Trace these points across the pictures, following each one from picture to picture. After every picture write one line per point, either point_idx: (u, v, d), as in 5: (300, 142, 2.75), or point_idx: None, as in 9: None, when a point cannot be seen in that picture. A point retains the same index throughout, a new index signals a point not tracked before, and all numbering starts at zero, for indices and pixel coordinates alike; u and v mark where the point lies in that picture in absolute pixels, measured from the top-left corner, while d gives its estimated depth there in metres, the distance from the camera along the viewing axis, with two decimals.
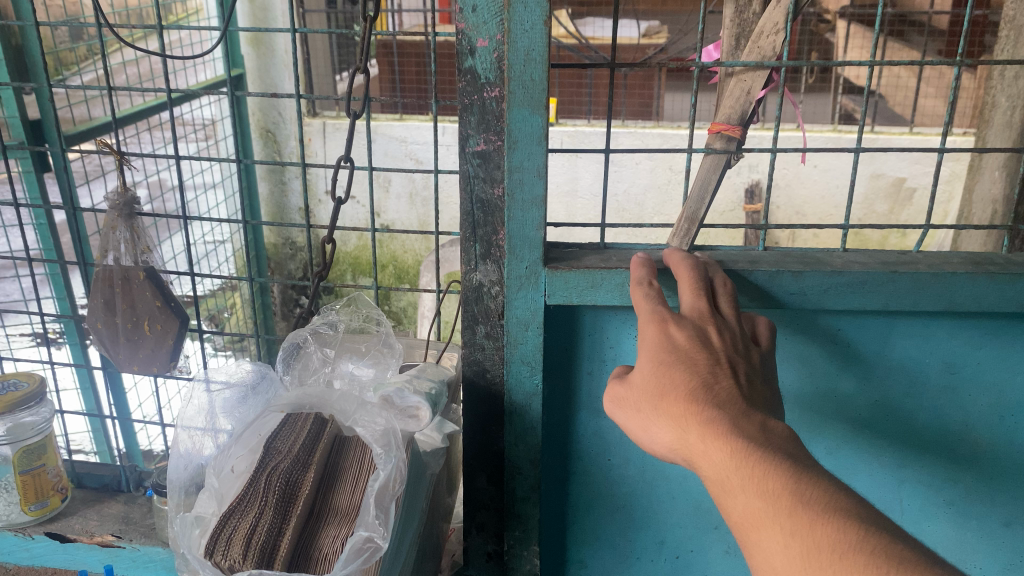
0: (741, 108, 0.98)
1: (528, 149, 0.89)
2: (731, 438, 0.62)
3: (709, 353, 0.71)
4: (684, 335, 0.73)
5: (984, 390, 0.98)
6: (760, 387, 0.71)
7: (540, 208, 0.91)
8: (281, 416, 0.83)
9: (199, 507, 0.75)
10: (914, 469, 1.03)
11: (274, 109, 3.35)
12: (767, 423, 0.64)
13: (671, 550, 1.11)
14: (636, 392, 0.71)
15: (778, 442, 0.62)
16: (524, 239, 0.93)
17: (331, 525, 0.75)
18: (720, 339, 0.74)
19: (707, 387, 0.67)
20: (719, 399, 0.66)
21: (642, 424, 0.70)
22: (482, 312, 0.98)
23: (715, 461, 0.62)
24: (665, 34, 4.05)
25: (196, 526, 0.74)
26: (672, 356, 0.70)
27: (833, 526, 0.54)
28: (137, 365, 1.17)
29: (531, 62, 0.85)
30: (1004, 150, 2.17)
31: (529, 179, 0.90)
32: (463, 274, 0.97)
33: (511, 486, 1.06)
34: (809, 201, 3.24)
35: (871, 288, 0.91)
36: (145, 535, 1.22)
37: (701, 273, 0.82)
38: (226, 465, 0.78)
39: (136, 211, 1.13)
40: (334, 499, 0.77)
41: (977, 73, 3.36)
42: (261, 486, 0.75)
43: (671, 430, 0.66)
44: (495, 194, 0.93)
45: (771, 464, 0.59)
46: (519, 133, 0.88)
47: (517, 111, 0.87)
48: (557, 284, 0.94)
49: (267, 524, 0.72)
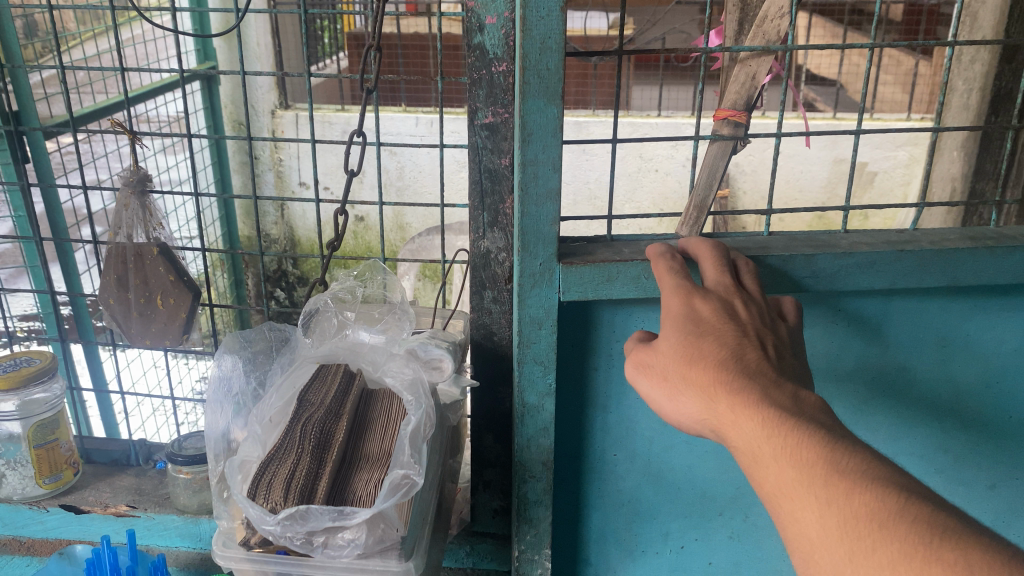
0: (746, 93, 1.02)
1: (542, 142, 0.85)
2: (763, 408, 0.60)
3: (736, 324, 0.69)
4: (709, 305, 0.72)
5: (975, 360, 1.01)
6: (789, 359, 0.69)
7: (554, 202, 0.88)
8: (316, 366, 0.89)
9: (244, 452, 0.80)
10: (908, 442, 1.05)
11: (246, 99, 3.34)
12: (800, 393, 0.63)
13: (675, 541, 1.11)
14: (662, 360, 0.68)
15: (811, 412, 0.60)
16: (541, 235, 0.90)
17: (363, 470, 0.80)
18: (748, 313, 0.72)
19: (737, 357, 0.65)
20: (749, 369, 0.64)
21: (668, 391, 0.67)
22: (490, 278, 1.04)
23: (745, 432, 0.60)
24: (632, 26, 4.15)
25: (240, 471, 0.78)
26: (699, 326, 0.69)
27: (871, 494, 0.52)
28: (149, 339, 1.21)
29: (547, 50, 0.82)
30: (962, 130, 2.29)
31: (544, 173, 0.86)
32: (472, 242, 1.03)
33: (522, 491, 1.04)
34: (775, 185, 3.34)
35: (880, 267, 0.92)
36: (159, 505, 1.24)
37: (723, 252, 0.82)
38: (265, 414, 0.84)
39: (148, 188, 1.16)
40: (364, 445, 0.82)
41: (933, 61, 3.51)
42: (296, 434, 0.81)
43: (697, 401, 0.64)
44: (502, 164, 0.98)
45: (806, 435, 0.57)
46: (533, 126, 0.85)
47: (533, 101, 0.84)
48: (572, 280, 0.91)
49: (304, 468, 0.77)
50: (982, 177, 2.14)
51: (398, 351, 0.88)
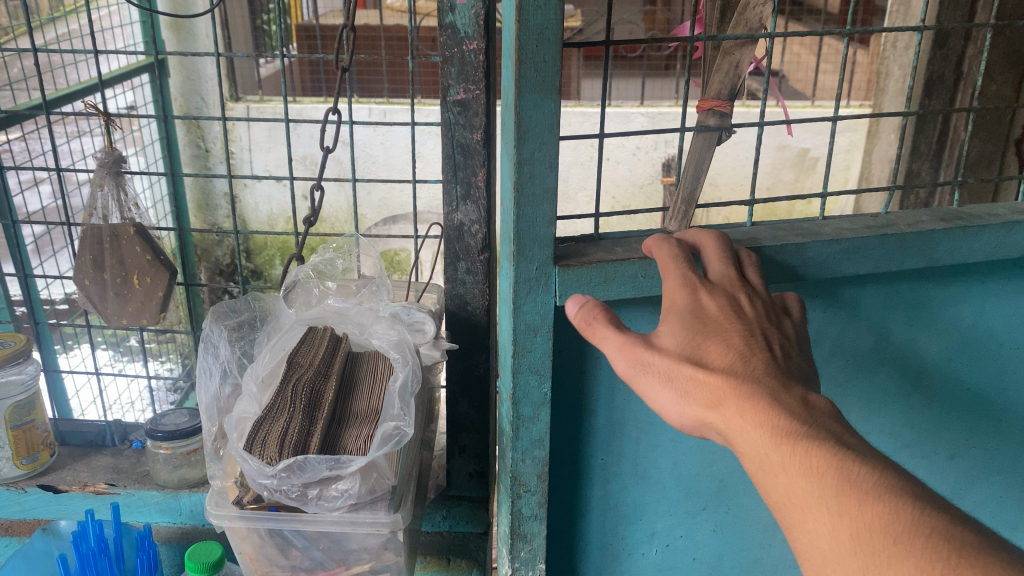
0: (730, 83, 1.01)
1: (539, 140, 0.85)
2: (772, 417, 0.65)
3: (742, 323, 0.73)
4: (716, 303, 0.75)
5: (936, 336, 1.08)
6: (793, 357, 0.73)
7: (550, 202, 0.88)
8: (306, 326, 0.94)
9: (242, 408, 0.85)
10: (878, 420, 1.11)
11: (196, 93, 3.32)
12: (808, 397, 0.67)
13: (661, 540, 1.14)
14: (672, 361, 0.71)
15: (819, 418, 0.65)
16: (538, 237, 0.90)
17: (353, 427, 0.85)
18: (753, 309, 0.76)
19: (744, 360, 0.69)
20: (756, 373, 0.68)
21: (677, 395, 0.70)
22: (463, 249, 1.09)
23: (753, 440, 0.65)
24: (580, 18, 4.24)
25: (238, 428, 0.83)
26: (705, 326, 0.73)
27: (881, 505, 0.58)
28: (126, 318, 1.22)
29: (544, 43, 0.81)
30: (898, 114, 2.41)
31: (541, 171, 0.86)
32: (446, 215, 1.07)
33: (517, 505, 1.04)
34: (721, 172, 3.45)
35: (863, 252, 0.98)
36: (138, 481, 1.27)
37: (728, 244, 0.85)
38: (259, 372, 0.88)
39: (122, 169, 1.19)
40: (353, 405, 0.87)
41: (869, 50, 3.66)
42: (287, 395, 0.84)
43: (705, 405, 0.68)
44: (473, 139, 1.03)
45: (817, 445, 0.62)
46: (529, 121, 0.84)
47: (529, 97, 0.83)
48: (569, 282, 0.91)
49: (297, 426, 0.81)
50: (917, 156, 2.30)
51: (383, 315, 0.96)
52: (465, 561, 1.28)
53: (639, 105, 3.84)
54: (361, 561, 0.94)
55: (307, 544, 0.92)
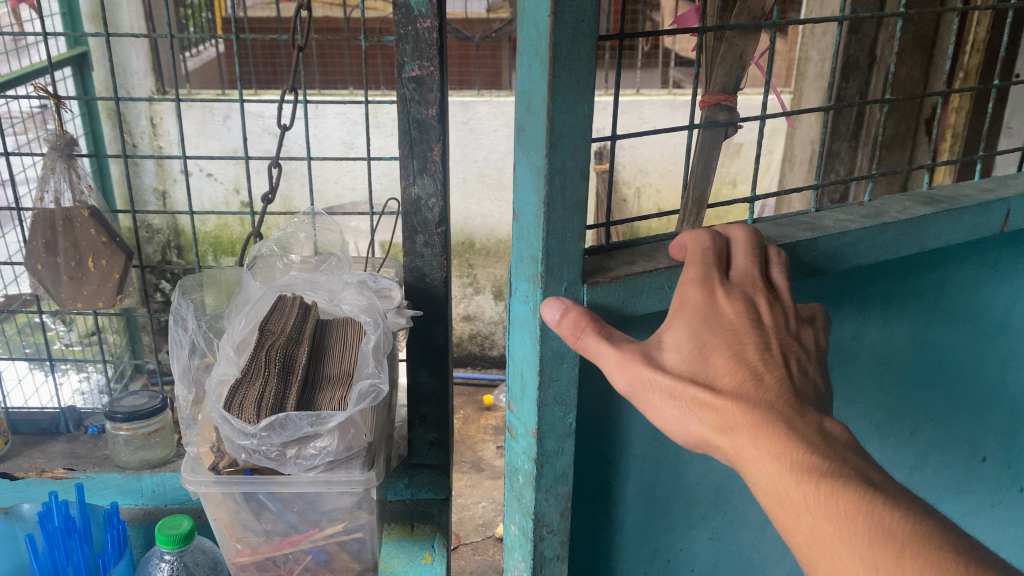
0: (735, 75, 0.98)
1: (572, 147, 0.81)
2: (792, 448, 0.63)
3: (758, 334, 0.73)
4: (733, 308, 0.75)
5: (907, 319, 1.16)
6: (810, 372, 0.72)
7: (580, 215, 0.84)
8: (277, 295, 0.98)
9: (222, 371, 0.89)
10: (859, 405, 1.18)
11: (122, 88, 3.24)
12: (826, 425, 0.66)
13: (663, 556, 1.13)
14: (676, 379, 0.70)
15: (840, 449, 0.64)
16: (567, 254, 0.85)
17: (327, 387, 0.89)
18: (771, 317, 0.75)
19: (758, 380, 0.68)
20: (771, 396, 0.67)
21: (679, 412, 0.69)
22: (420, 223, 1.13)
23: (769, 472, 0.64)
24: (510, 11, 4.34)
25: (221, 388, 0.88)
26: (717, 339, 0.72)
27: (918, 560, 0.57)
28: (81, 303, 1.22)
29: (579, 37, 0.77)
30: (817, 98, 2.54)
31: (573, 182, 0.82)
32: (403, 189, 1.11)
33: (539, 548, 0.99)
34: (650, 157, 3.61)
35: (870, 241, 1.02)
36: (98, 465, 1.27)
37: (756, 240, 0.84)
38: (235, 335, 0.93)
39: (75, 153, 1.20)
40: (325, 366, 0.91)
41: (788, 39, 3.83)
42: (263, 357, 0.88)
43: (717, 429, 0.67)
44: (429, 114, 1.07)
45: (841, 484, 0.61)
46: (563, 126, 0.79)
47: (562, 100, 0.78)
48: (600, 300, 0.87)
49: (273, 388, 0.85)
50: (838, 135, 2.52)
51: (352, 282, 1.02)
52: (427, 525, 1.33)
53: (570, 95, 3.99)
54: (335, 523, 0.98)
55: (280, 507, 0.96)
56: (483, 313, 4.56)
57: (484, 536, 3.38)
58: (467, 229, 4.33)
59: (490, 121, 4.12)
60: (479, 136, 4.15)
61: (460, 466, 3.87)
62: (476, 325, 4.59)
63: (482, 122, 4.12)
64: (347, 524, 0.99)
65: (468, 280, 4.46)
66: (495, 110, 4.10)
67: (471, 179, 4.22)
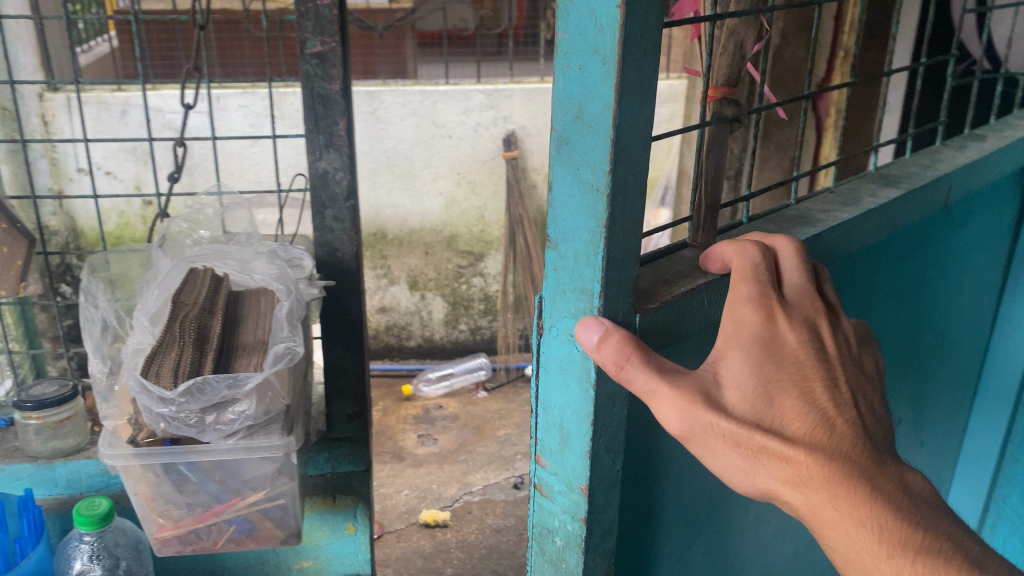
0: (735, 66, 1.01)
1: (632, 156, 0.81)
2: (876, 516, 0.72)
3: (824, 376, 0.80)
4: (795, 341, 0.81)
5: (863, 298, 1.29)
6: (865, 401, 0.82)
7: (633, 231, 0.86)
8: (188, 273, 1.23)
9: (140, 342, 1.13)
10: None
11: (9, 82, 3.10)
12: (897, 474, 0.76)
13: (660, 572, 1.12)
14: (741, 426, 0.74)
15: (911, 503, 0.74)
16: (620, 284, 0.86)
17: (240, 357, 1.12)
18: (831, 348, 0.83)
19: (833, 433, 0.76)
20: (846, 452, 0.75)
21: (745, 461, 0.75)
22: (328, 196, 1.30)
23: (850, 534, 0.72)
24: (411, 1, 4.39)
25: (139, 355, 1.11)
26: (787, 385, 0.77)
27: None
28: None
29: (645, 33, 0.77)
30: None
31: (630, 197, 0.83)
32: (311, 163, 1.28)
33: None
34: None
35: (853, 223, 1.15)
36: (7, 456, 1.46)
37: (801, 255, 0.91)
38: (150, 309, 1.17)
39: None
40: (238, 338, 1.16)
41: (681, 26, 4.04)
42: (179, 330, 1.11)
43: (793, 487, 0.74)
44: (332, 90, 1.23)
45: (921, 552, 0.71)
46: (627, 133, 0.80)
47: (629, 103, 0.78)
48: (648, 325, 0.90)
49: (188, 358, 1.08)
50: None
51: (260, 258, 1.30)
52: (349, 496, 1.59)
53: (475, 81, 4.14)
54: (256, 492, 1.20)
55: (201, 477, 1.16)
56: (399, 304, 4.58)
57: (409, 523, 3.41)
58: (379, 220, 4.35)
59: (397, 110, 4.14)
60: (386, 126, 4.16)
61: (382, 456, 3.89)
62: (392, 316, 4.61)
63: (389, 112, 4.14)
64: (271, 492, 1.21)
65: (382, 271, 4.47)
66: (401, 100, 4.12)
67: (380, 169, 4.23)
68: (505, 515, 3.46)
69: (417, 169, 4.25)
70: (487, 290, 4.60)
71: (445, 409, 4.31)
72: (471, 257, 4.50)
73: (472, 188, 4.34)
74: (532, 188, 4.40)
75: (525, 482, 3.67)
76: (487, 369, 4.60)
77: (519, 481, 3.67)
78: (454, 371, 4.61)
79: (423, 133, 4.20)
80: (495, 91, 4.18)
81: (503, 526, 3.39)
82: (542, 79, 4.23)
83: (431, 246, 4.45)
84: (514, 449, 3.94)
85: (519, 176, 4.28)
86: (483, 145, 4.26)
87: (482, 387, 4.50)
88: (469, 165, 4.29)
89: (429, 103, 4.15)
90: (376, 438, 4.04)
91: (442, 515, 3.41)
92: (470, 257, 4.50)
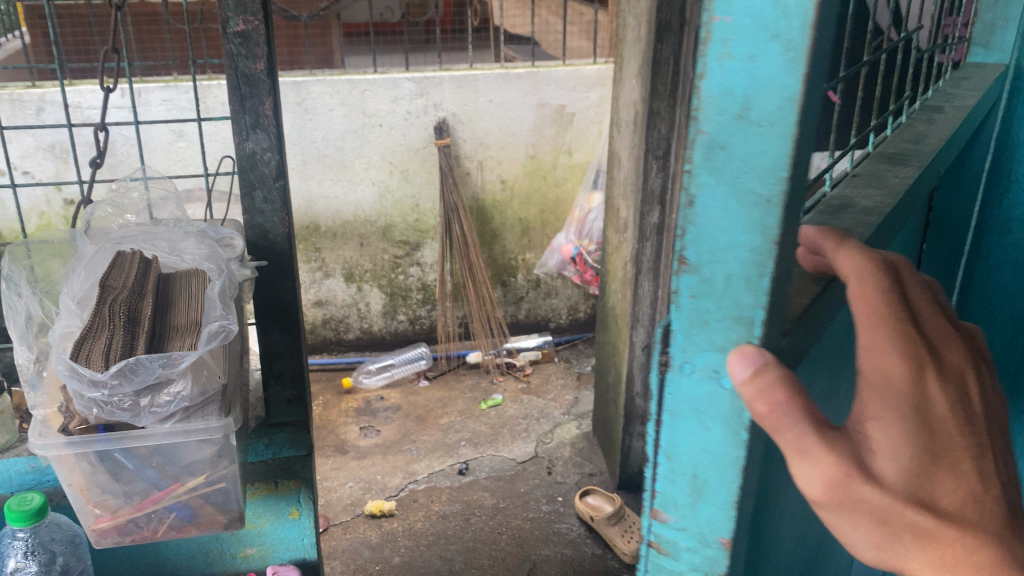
0: None
1: (801, 161, 0.74)
2: None
3: (973, 437, 0.74)
4: (948, 392, 0.75)
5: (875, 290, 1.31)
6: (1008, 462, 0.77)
7: (788, 249, 0.79)
8: (118, 256, 1.34)
9: (70, 326, 1.24)
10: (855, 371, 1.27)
11: None
12: None
13: None
14: (895, 501, 0.69)
15: None
16: (777, 309, 0.80)
17: (174, 337, 1.23)
18: (978, 401, 0.77)
19: (979, 501, 0.71)
20: (988, 523, 0.71)
21: (884, 537, 0.70)
22: (258, 177, 1.45)
23: None
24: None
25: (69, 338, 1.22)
26: (940, 447, 0.71)
27: None
28: None
29: (826, 23, 0.69)
30: (638, 59, 2.90)
31: (793, 212, 0.76)
32: (239, 145, 1.42)
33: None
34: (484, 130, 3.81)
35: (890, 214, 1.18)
36: None
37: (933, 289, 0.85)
38: (79, 294, 1.28)
39: None
40: (172, 320, 1.26)
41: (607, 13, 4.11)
42: (111, 313, 1.22)
43: (932, 565, 0.70)
44: (255, 68, 1.37)
45: None
46: (803, 137, 0.72)
47: (809, 109, 0.71)
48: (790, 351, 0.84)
49: (120, 342, 1.18)
50: (657, 97, 2.80)
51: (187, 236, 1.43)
52: (291, 480, 1.73)
53: (406, 71, 4.15)
54: (196, 475, 1.29)
55: (140, 463, 1.26)
56: (335, 297, 4.54)
57: (354, 515, 3.39)
58: (311, 212, 4.30)
59: (326, 100, 4.09)
60: (315, 116, 4.11)
61: (324, 450, 3.86)
62: (330, 310, 4.56)
63: (317, 102, 4.09)
64: (212, 474, 1.30)
65: (317, 264, 4.43)
66: (330, 89, 4.08)
67: (311, 160, 4.18)
68: (450, 501, 3.47)
69: (349, 159, 4.21)
70: (425, 279, 4.58)
71: (386, 400, 4.29)
72: (407, 247, 4.48)
73: (405, 177, 4.32)
74: (465, 175, 4.40)
75: (470, 468, 3.69)
76: (428, 359, 4.60)
77: (464, 467, 3.68)
78: (394, 362, 4.59)
79: (353, 122, 4.16)
80: (424, 78, 4.16)
81: (449, 512, 3.40)
82: (471, 67, 4.24)
83: (366, 237, 4.42)
84: (458, 436, 3.95)
85: (452, 163, 4.28)
86: (415, 134, 4.24)
87: (424, 377, 4.49)
88: (402, 154, 4.27)
89: (358, 92, 4.11)
90: (317, 433, 4.00)
91: (388, 505, 3.40)
92: (406, 247, 4.48)
